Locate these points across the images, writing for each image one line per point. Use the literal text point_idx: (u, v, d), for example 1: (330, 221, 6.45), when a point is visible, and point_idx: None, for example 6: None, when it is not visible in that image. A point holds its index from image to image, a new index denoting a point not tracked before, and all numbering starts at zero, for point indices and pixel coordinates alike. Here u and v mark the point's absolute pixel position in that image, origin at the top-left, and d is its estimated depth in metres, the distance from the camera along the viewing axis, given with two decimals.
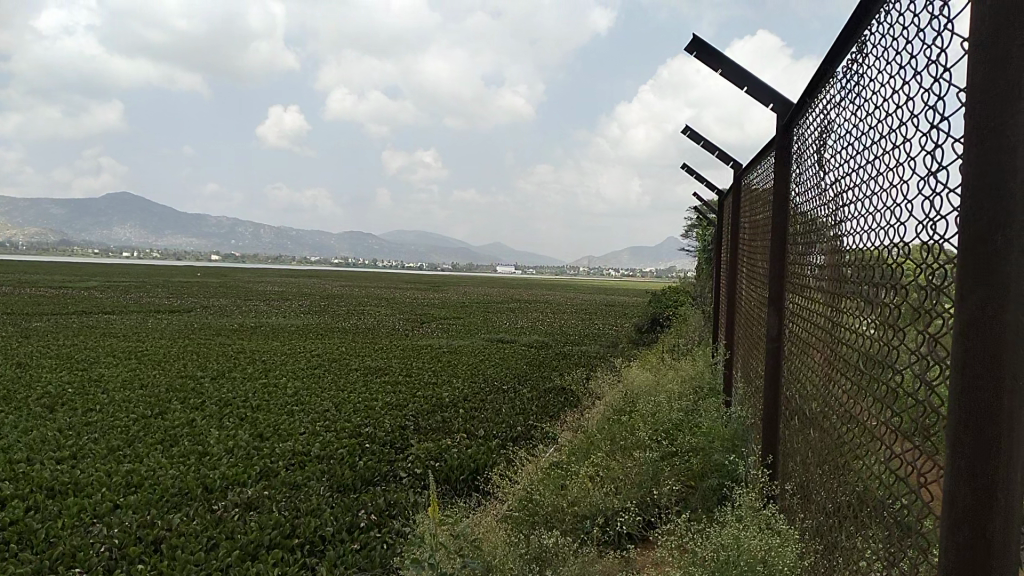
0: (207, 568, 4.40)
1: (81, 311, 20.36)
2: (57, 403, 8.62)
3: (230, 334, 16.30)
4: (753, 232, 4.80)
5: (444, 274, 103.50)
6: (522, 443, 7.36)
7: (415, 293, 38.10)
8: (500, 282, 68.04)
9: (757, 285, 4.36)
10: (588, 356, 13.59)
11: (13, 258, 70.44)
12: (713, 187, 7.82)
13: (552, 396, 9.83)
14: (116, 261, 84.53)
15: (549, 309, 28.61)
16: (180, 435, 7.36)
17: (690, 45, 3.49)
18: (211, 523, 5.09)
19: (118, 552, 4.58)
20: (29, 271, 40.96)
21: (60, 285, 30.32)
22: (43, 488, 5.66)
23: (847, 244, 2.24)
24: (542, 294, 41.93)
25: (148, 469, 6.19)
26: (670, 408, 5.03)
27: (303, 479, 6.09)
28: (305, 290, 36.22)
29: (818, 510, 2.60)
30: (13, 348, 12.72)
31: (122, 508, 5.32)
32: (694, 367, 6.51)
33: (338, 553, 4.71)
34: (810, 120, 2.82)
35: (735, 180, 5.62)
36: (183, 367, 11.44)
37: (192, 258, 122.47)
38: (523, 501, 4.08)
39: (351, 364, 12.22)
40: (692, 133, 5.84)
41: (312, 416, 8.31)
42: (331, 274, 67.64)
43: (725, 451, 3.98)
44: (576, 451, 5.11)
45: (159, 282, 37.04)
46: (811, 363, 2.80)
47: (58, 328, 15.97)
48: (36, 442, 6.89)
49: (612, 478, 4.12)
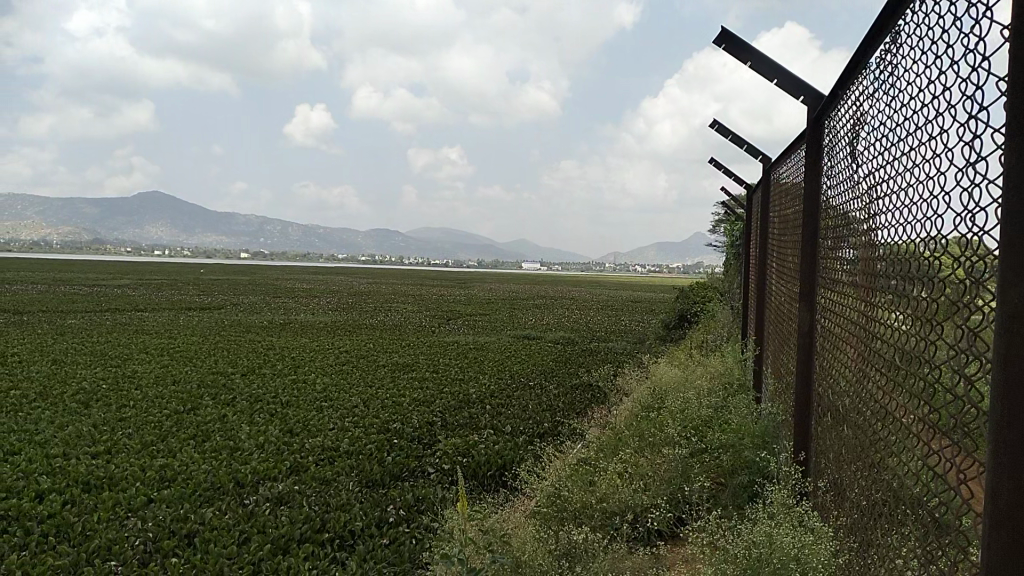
0: (240, 561, 4.46)
1: (114, 308, 20.74)
2: (92, 399, 8.79)
3: (259, 330, 16.50)
4: (782, 227, 4.75)
5: (469, 271, 103.84)
6: (549, 440, 7.36)
7: (440, 290, 38.27)
8: (525, 279, 68.14)
9: (787, 281, 4.32)
10: (615, 353, 13.53)
11: (49, 258, 71.92)
12: (741, 182, 7.75)
13: (578, 392, 9.80)
14: (148, 260, 86.00)
15: (575, 305, 28.52)
16: (211, 430, 7.47)
17: (718, 38, 3.45)
18: (243, 517, 5.16)
19: (152, 546, 4.66)
20: (65, 270, 41.59)
21: (92, 283, 30.94)
22: (79, 482, 5.77)
23: (880, 238, 2.21)
24: (567, 290, 41.93)
25: (181, 464, 6.30)
26: (699, 404, 5.00)
27: (332, 474, 6.15)
28: (332, 288, 36.62)
29: (852, 508, 2.56)
30: (47, 345, 12.98)
31: (156, 502, 5.42)
32: (722, 363, 6.46)
33: (367, 548, 4.75)
34: (842, 113, 2.78)
35: (764, 174, 5.57)
36: (214, 363, 11.60)
37: (220, 257, 123.82)
38: (551, 497, 4.08)
39: (378, 360, 12.32)
40: (720, 127, 5.79)
41: (340, 411, 8.39)
42: (359, 272, 68.07)
43: (756, 448, 3.94)
44: (604, 447, 5.09)
45: (191, 280, 37.69)
46: (843, 359, 2.77)
47: (92, 326, 16.27)
48: (72, 437, 7.04)
49: (641, 475, 4.10)
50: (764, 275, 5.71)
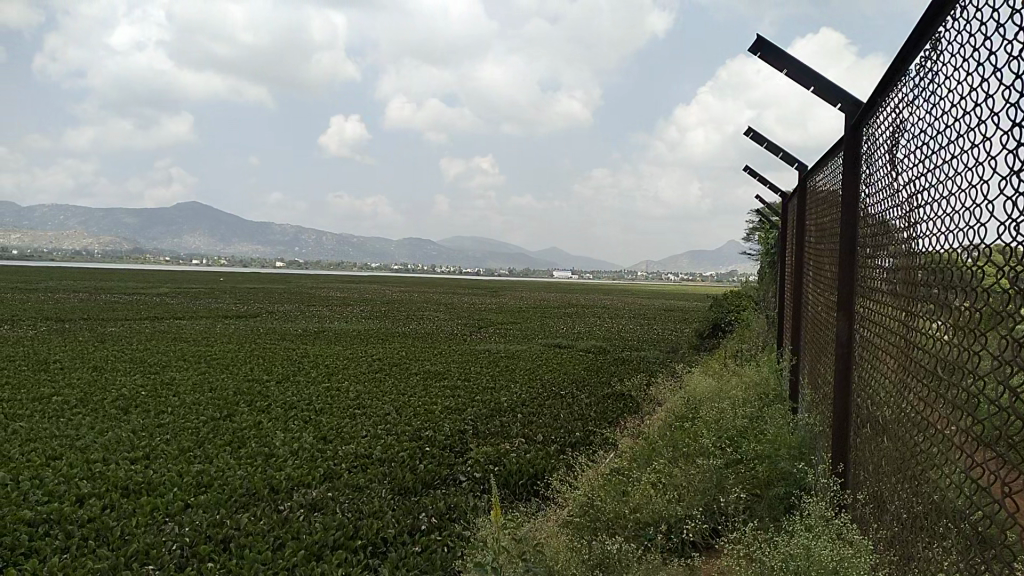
0: (274, 566, 4.51)
1: (153, 316, 21.17)
2: (131, 405, 8.96)
3: (293, 338, 16.70)
4: (819, 235, 4.69)
5: (501, 279, 104.02)
6: (581, 449, 7.33)
7: (472, 298, 38.36)
8: (556, 288, 68.03)
9: (825, 290, 4.26)
10: (647, 362, 13.44)
11: (90, 268, 73.51)
12: (776, 190, 7.68)
13: (611, 401, 9.75)
14: (186, 269, 87.70)
15: (607, 313, 28.41)
16: (247, 436, 7.58)
17: (754, 46, 3.43)
18: (277, 523, 5.22)
19: (188, 551, 4.73)
20: (105, 279, 42.45)
21: (133, 292, 31.64)
22: (119, 486, 5.89)
23: (920, 247, 2.18)
24: (599, 299, 41.78)
25: (218, 470, 6.39)
26: (734, 415, 4.94)
27: (365, 481, 6.19)
28: (366, 296, 36.94)
29: (893, 521, 2.51)
30: (88, 352, 13.27)
31: (193, 507, 5.51)
32: (757, 373, 6.38)
33: (400, 555, 4.77)
34: (880, 120, 2.75)
35: (799, 182, 5.51)
36: (249, 370, 11.77)
37: (256, 266, 125.62)
38: (584, 506, 4.06)
39: (411, 368, 12.39)
40: (754, 134, 5.75)
41: (373, 419, 8.45)
42: (392, 281, 68.43)
43: (792, 459, 3.88)
44: (637, 456, 5.06)
45: (226, 288, 38.33)
46: (882, 370, 2.73)
47: (132, 333, 16.60)
48: (112, 443, 7.18)
49: (674, 485, 4.07)
50: (800, 284, 5.64)
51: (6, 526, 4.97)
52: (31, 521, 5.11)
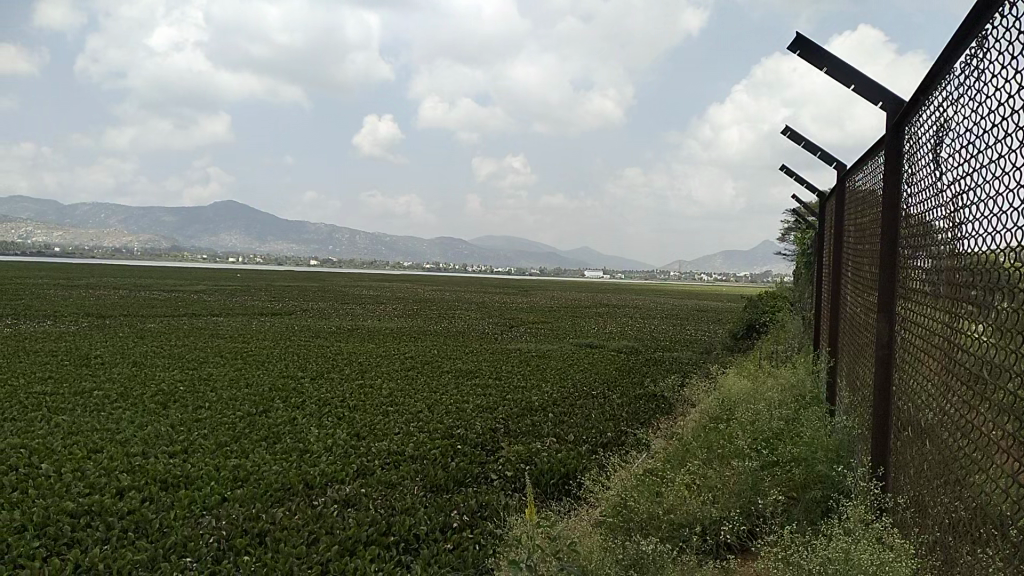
0: (308, 561, 4.57)
1: (191, 313, 21.55)
2: (170, 400, 9.14)
3: (327, 335, 16.88)
4: (858, 235, 4.63)
5: (532, 279, 104.01)
6: (613, 450, 7.31)
7: (503, 297, 38.35)
8: (587, 288, 67.79)
9: (864, 290, 4.19)
10: (680, 363, 13.33)
11: (133, 265, 74.98)
12: (812, 189, 7.58)
13: (643, 402, 9.69)
14: (223, 266, 89.12)
15: (639, 313, 28.25)
16: (282, 432, 7.68)
17: (793, 44, 3.40)
18: (312, 518, 5.29)
19: (225, 544, 4.81)
20: (145, 276, 43.17)
21: (171, 289, 32.24)
22: (157, 480, 6.01)
23: (963, 248, 2.14)
24: (632, 300, 41.51)
25: (254, 464, 6.49)
26: (770, 417, 4.90)
27: (397, 478, 6.25)
28: (398, 294, 37.16)
29: (934, 526, 2.48)
30: (128, 348, 13.55)
31: (229, 501, 5.60)
32: (793, 375, 6.30)
33: (431, 552, 4.80)
34: (923, 118, 2.71)
35: (838, 181, 5.44)
36: (284, 367, 11.92)
37: (291, 264, 127.06)
38: (617, 507, 4.06)
39: (443, 367, 12.44)
40: (791, 132, 5.68)
41: (405, 416, 8.51)
42: (424, 279, 68.62)
43: (830, 463, 3.83)
44: (671, 457, 5.03)
45: (262, 286, 38.91)
46: (924, 372, 2.69)
47: (171, 330, 16.91)
48: (152, 437, 7.33)
49: (709, 487, 4.04)
50: (838, 285, 5.55)
51: (49, 517, 5.10)
52: (74, 511, 5.24)
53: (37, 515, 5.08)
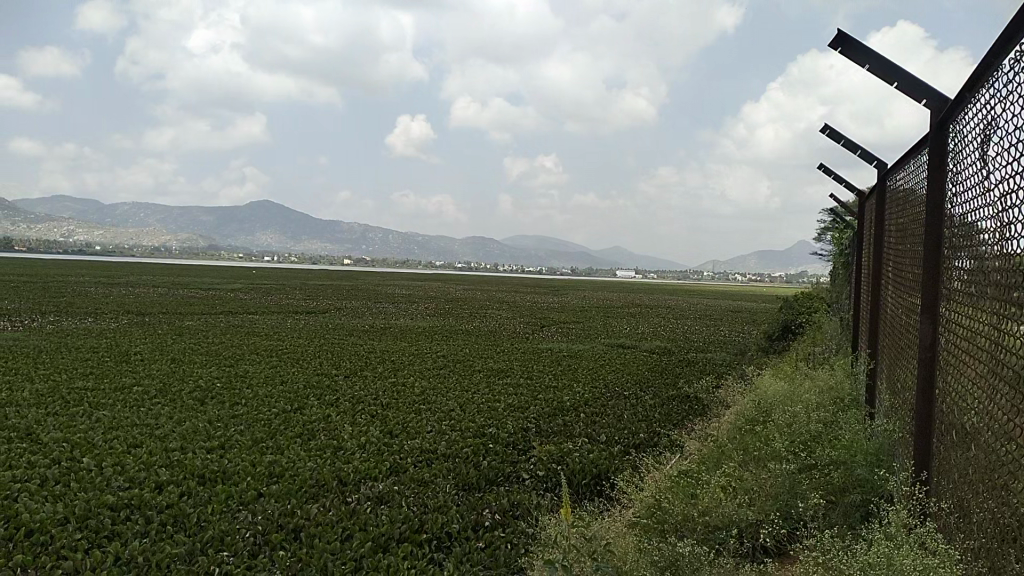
0: (342, 557, 4.61)
1: (228, 311, 21.92)
2: (207, 396, 9.31)
3: (361, 334, 17.03)
4: (900, 234, 4.53)
5: (563, 279, 103.80)
6: (646, 450, 7.27)
7: (535, 297, 38.28)
8: (619, 288, 67.38)
9: (906, 291, 4.11)
10: (715, 364, 13.20)
11: (171, 263, 76.33)
12: (851, 189, 7.45)
13: (675, 403, 9.61)
14: (259, 264, 90.45)
15: (672, 314, 28.01)
16: (316, 429, 7.78)
17: (835, 41, 3.35)
18: (346, 514, 5.34)
19: (261, 539, 4.88)
20: (182, 275, 43.86)
21: (208, 287, 32.75)
22: (195, 475, 6.12)
23: (1009, 249, 2.10)
24: (665, 300, 41.16)
25: (289, 460, 6.58)
26: (807, 419, 4.84)
27: (430, 475, 6.28)
28: (430, 293, 37.33)
29: (979, 532, 2.43)
30: (167, 345, 13.82)
31: (265, 496, 5.69)
32: (831, 377, 6.22)
33: (464, 551, 4.82)
34: (969, 116, 2.65)
35: (878, 180, 5.35)
36: (319, 365, 12.03)
37: (324, 263, 128.13)
38: (652, 508, 4.04)
39: (474, 366, 12.46)
40: (830, 131, 5.60)
41: (438, 415, 8.55)
42: (456, 279, 68.80)
43: (869, 467, 3.78)
44: (706, 459, 4.98)
45: (298, 285, 39.40)
46: (968, 376, 2.63)
47: (208, 328, 17.15)
48: (190, 433, 7.46)
49: (745, 489, 4.00)
50: (879, 286, 5.45)
51: (91, 510, 5.22)
52: (114, 505, 5.35)
53: (79, 509, 5.20)
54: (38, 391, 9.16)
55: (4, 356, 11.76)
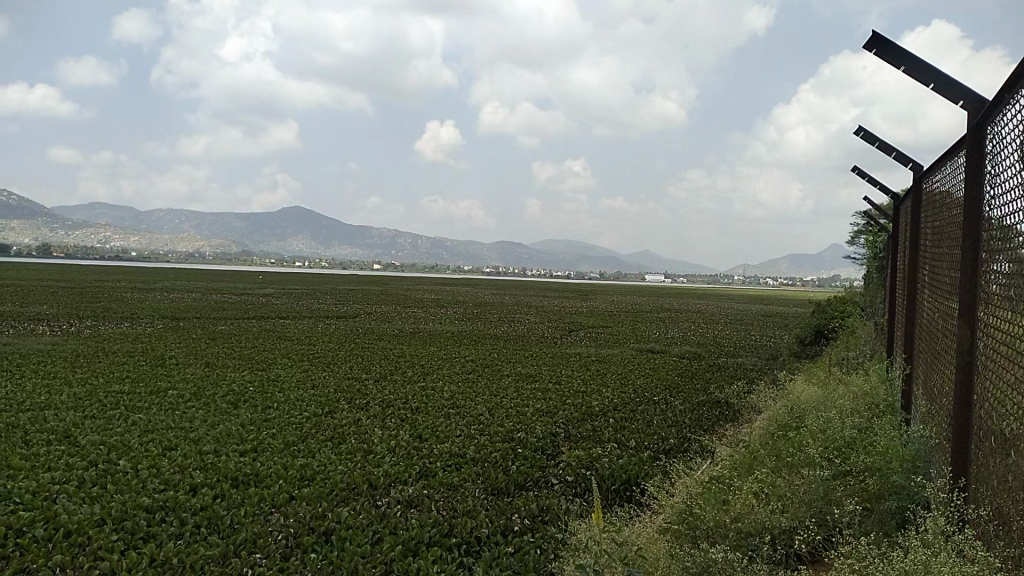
0: (372, 560, 4.65)
1: (260, 315, 22.23)
2: (239, 400, 9.42)
3: (390, 338, 17.14)
4: (936, 237, 4.46)
5: (592, 283, 103.43)
6: (676, 456, 7.23)
7: (563, 301, 38.18)
8: (648, 292, 67.02)
9: (943, 295, 4.03)
10: (746, 370, 13.06)
11: (204, 268, 77.51)
12: (886, 191, 7.35)
13: (706, 409, 9.52)
14: (290, 269, 91.57)
15: (702, 318, 27.80)
16: (347, 432, 7.84)
17: (869, 42, 3.32)
18: (376, 518, 5.38)
19: (293, 541, 4.94)
20: (215, 280, 44.49)
21: (240, 292, 33.18)
22: (228, 477, 6.20)
23: None
24: (695, 304, 40.76)
25: (320, 464, 6.65)
26: (842, 425, 4.79)
27: (459, 480, 6.30)
28: (459, 298, 37.41)
29: (1018, 538, 2.38)
30: (201, 349, 14.03)
31: (297, 499, 5.75)
32: (866, 382, 6.14)
33: (493, 555, 4.83)
34: (1007, 117, 2.60)
35: (914, 182, 5.26)
36: (349, 369, 12.12)
37: (353, 268, 129.45)
38: (683, 514, 4.01)
39: (502, 370, 12.49)
40: (865, 133, 5.53)
41: (467, 419, 8.57)
42: (484, 284, 69.04)
43: (905, 473, 3.72)
44: (738, 465, 4.94)
45: (327, 289, 39.82)
46: (1008, 380, 2.58)
47: (241, 332, 17.37)
48: (223, 435, 7.57)
49: (778, 496, 3.96)
50: (915, 290, 5.35)
51: (126, 511, 5.31)
52: (149, 507, 5.45)
53: (115, 510, 5.30)
54: (76, 394, 9.36)
55: (43, 360, 12.02)
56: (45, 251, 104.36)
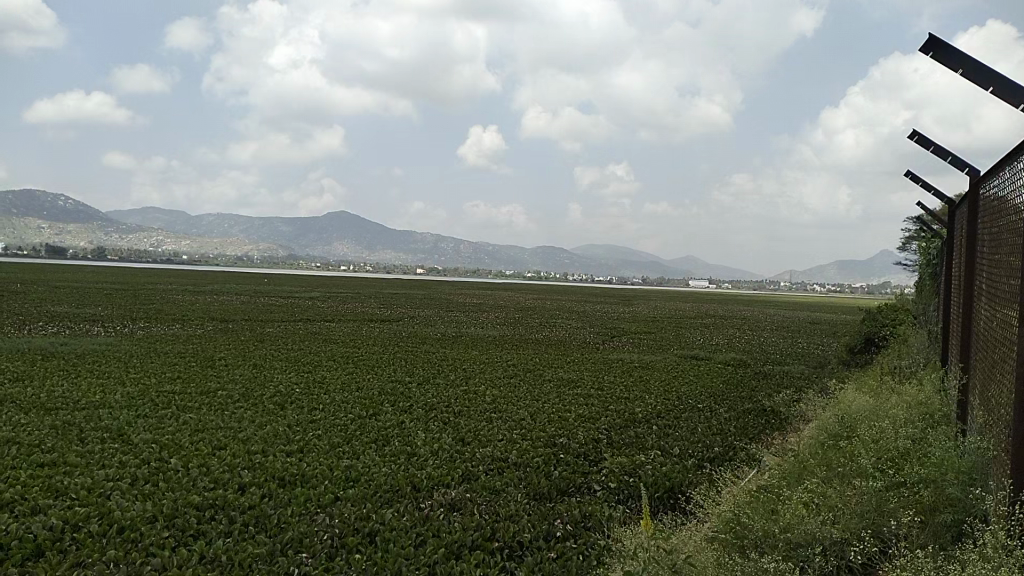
0: (416, 562, 4.69)
1: (305, 318, 22.59)
2: (286, 401, 9.59)
3: (433, 342, 17.23)
4: (994, 244, 4.34)
5: (635, 288, 102.74)
6: (722, 464, 7.14)
7: (606, 307, 37.93)
8: (691, 297, 66.27)
9: (1002, 302, 3.92)
10: (793, 378, 12.82)
11: (252, 271, 79.00)
12: (941, 196, 7.17)
13: (752, 417, 9.38)
14: (333, 272, 92.90)
15: (746, 325, 27.41)
16: (391, 435, 7.93)
17: (926, 46, 3.26)
18: (419, 520, 5.44)
19: (338, 541, 5.01)
20: (261, 284, 45.22)
21: (285, 295, 33.62)
22: (276, 477, 6.33)
23: None
24: (740, 310, 40.14)
25: (364, 465, 6.74)
26: (895, 436, 4.70)
27: (501, 484, 6.32)
28: (501, 302, 37.45)
29: None
30: (250, 351, 14.31)
31: (342, 500, 5.83)
32: (920, 393, 5.99)
33: (535, 560, 4.83)
34: None
35: (971, 186, 5.13)
36: (393, 372, 12.25)
37: (396, 272, 130.89)
38: (731, 523, 3.98)
39: (545, 375, 12.50)
40: (919, 137, 5.41)
41: (508, 424, 8.60)
42: (525, 287, 69.09)
43: (962, 485, 3.61)
44: (787, 474, 4.85)
45: (370, 293, 40.25)
46: None
47: (288, 334, 17.65)
48: (270, 436, 7.72)
49: (830, 507, 3.90)
50: (972, 297, 5.21)
51: (178, 509, 5.45)
52: (199, 504, 5.58)
53: (167, 508, 5.44)
54: (129, 393, 9.63)
55: (98, 360, 12.39)
56: (99, 253, 107.54)
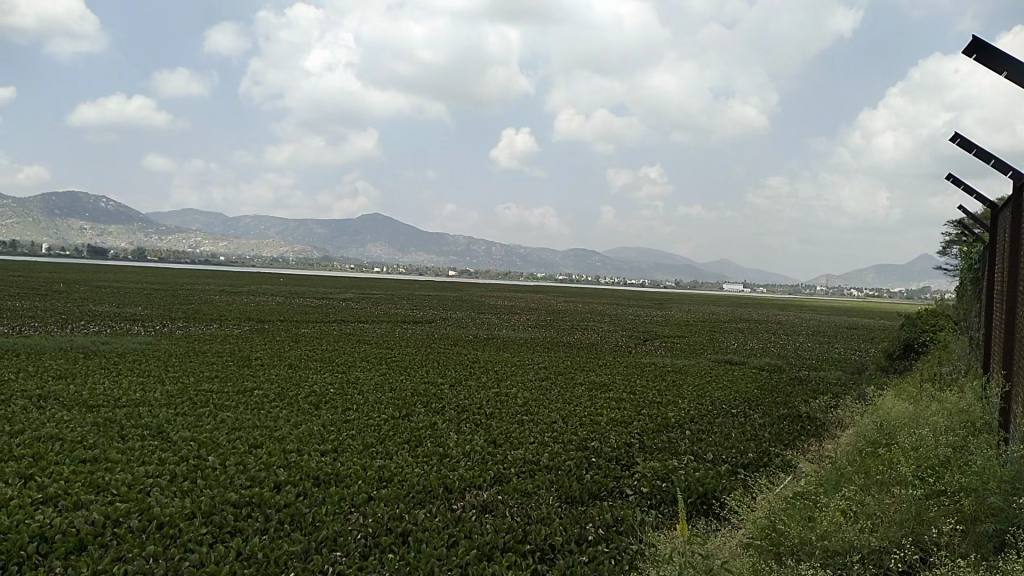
0: (449, 563, 4.73)
1: (339, 319, 22.80)
2: (321, 401, 9.70)
3: (466, 344, 17.30)
4: None
5: (667, 291, 102.04)
6: (756, 470, 7.08)
7: (638, 310, 37.72)
8: (725, 301, 65.62)
9: None
10: (829, 384, 12.64)
11: (287, 273, 80.00)
12: (984, 201, 7.03)
13: (787, 423, 9.27)
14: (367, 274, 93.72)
15: (781, 329, 27.09)
16: (423, 436, 7.99)
17: (970, 48, 3.21)
18: (452, 521, 5.48)
19: (372, 541, 5.07)
20: (296, 284, 45.80)
21: (320, 297, 34.01)
22: (310, 476, 6.41)
23: None
24: (775, 315, 39.66)
25: (397, 465, 6.80)
26: (935, 443, 4.63)
27: (533, 487, 6.34)
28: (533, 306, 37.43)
29: None
30: (286, 351, 14.51)
31: (375, 500, 5.89)
32: (961, 400, 5.88)
33: (567, 563, 4.84)
34: None
35: (1015, 190, 5.03)
36: (426, 374, 12.33)
37: (429, 274, 131.64)
38: (766, 530, 3.95)
39: (577, 378, 12.49)
40: (962, 140, 5.32)
41: (540, 426, 8.61)
42: (556, 289, 69.03)
43: (1004, 495, 3.54)
44: (823, 480, 4.80)
45: (403, 294, 40.53)
46: None
47: (323, 335, 17.86)
48: (305, 435, 7.83)
49: (867, 515, 3.85)
50: (1015, 304, 5.11)
51: (215, 506, 5.56)
52: (236, 502, 5.69)
53: (205, 504, 5.55)
54: (169, 392, 9.83)
55: (139, 359, 12.65)
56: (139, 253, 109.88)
